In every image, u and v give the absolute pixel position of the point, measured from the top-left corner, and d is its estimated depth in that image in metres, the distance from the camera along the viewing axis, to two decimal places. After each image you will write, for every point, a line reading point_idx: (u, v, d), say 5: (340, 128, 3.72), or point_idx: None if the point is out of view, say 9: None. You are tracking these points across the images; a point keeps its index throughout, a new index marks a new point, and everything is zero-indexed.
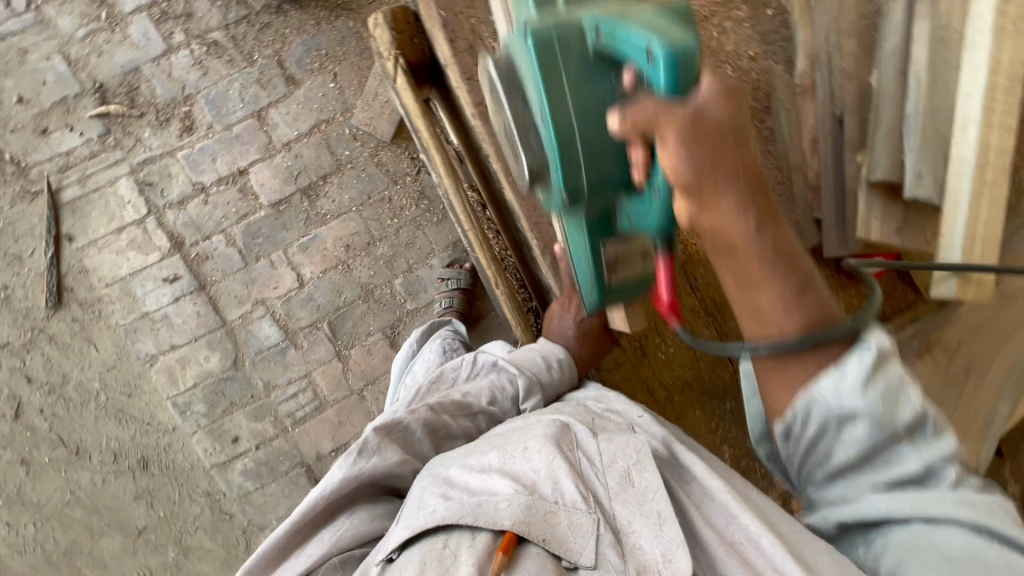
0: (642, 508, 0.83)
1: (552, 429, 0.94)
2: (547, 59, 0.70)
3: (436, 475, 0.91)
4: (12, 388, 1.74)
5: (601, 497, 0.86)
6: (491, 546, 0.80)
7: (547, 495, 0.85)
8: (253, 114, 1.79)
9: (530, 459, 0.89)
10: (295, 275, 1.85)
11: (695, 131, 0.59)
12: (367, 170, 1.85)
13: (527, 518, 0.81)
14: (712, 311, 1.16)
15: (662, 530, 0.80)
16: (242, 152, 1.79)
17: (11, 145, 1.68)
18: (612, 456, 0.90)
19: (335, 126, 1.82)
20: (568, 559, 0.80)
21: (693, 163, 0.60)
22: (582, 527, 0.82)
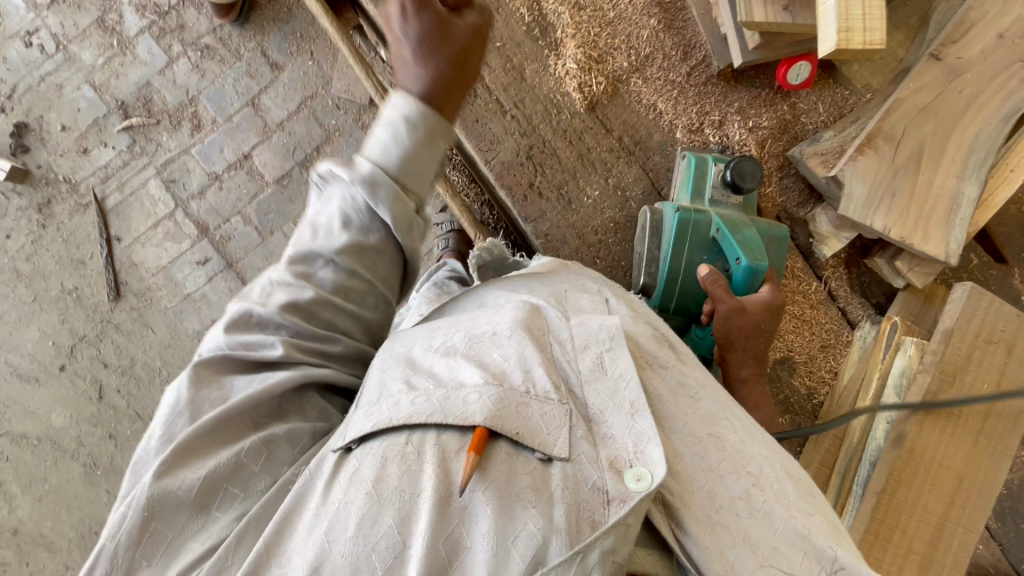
0: (618, 398, 0.73)
1: (526, 307, 0.84)
2: (699, 172, 1.12)
3: (393, 354, 0.79)
4: (93, 373, 2.03)
5: (574, 385, 0.75)
6: (458, 443, 0.67)
7: (518, 386, 0.72)
8: (248, 103, 1.98)
9: (500, 345, 0.77)
10: None
11: (739, 315, 0.96)
12: (354, 135, 1.99)
13: (499, 412, 0.68)
14: (631, 145, 1.19)
15: (635, 420, 0.71)
16: (244, 139, 1.99)
17: (62, 167, 1.98)
18: (587, 339, 0.79)
19: (319, 100, 1.98)
20: (542, 452, 0.67)
21: (725, 331, 0.98)
22: (555, 420, 0.70)
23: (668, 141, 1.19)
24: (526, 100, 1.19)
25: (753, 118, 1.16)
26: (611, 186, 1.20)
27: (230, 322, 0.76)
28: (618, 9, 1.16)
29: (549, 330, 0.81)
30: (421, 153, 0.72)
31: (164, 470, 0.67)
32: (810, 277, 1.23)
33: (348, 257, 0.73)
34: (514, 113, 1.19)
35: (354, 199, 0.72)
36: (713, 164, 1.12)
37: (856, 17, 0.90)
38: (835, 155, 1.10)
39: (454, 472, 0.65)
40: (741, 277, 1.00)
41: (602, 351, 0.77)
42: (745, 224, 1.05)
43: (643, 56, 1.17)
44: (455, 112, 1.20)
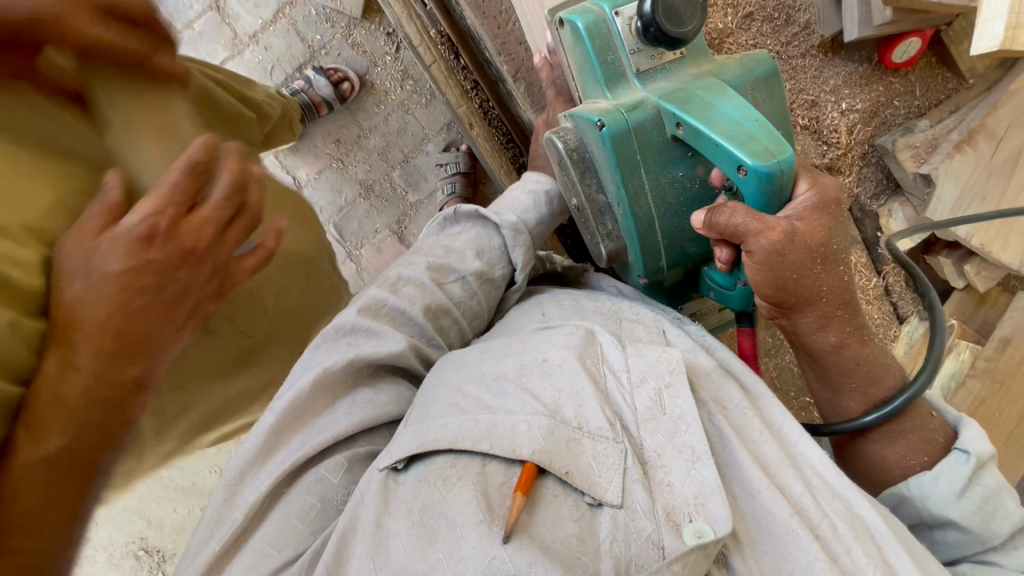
0: (677, 442, 0.70)
1: (585, 334, 0.83)
2: (593, 42, 0.86)
3: (445, 381, 0.78)
4: None
5: (629, 422, 0.73)
6: (504, 476, 0.66)
7: (570, 419, 0.71)
8: (212, 6, 1.67)
9: (549, 373, 0.77)
10: (291, 178, 1.80)
11: (782, 246, 0.76)
12: (343, 55, 1.72)
13: (548, 446, 0.67)
14: None
15: (696, 468, 0.68)
16: (209, 52, 1.68)
17: None
18: (645, 372, 0.76)
19: (299, 8, 1.68)
20: (592, 497, 0.65)
21: (772, 277, 0.78)
22: (608, 460, 0.67)
23: None
24: None
25: (845, 97, 1.10)
26: None
27: (364, 305, 0.88)
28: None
29: (605, 358, 0.80)
30: (545, 220, 1.01)
31: (279, 473, 0.73)
32: (870, 273, 1.19)
33: (476, 280, 0.95)
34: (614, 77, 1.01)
35: (492, 239, 0.97)
36: (614, 19, 0.86)
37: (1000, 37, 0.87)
38: (924, 152, 1.09)
39: (497, 510, 0.63)
40: (761, 170, 0.74)
41: (659, 386, 0.74)
42: (714, 94, 0.81)
43: (743, 17, 1.04)
44: (518, 74, 1.09)
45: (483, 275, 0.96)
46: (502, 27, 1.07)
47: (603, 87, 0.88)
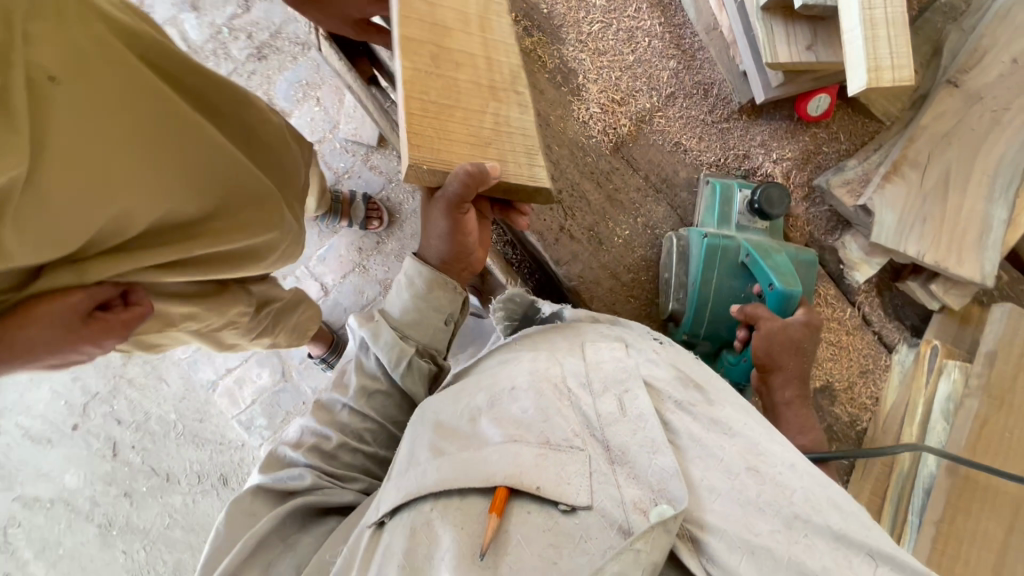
0: (638, 437, 0.63)
1: (536, 356, 0.73)
2: (728, 197, 0.93)
3: (424, 420, 0.72)
4: None
5: (593, 426, 0.65)
6: (479, 503, 0.61)
7: (535, 433, 0.64)
8: None
9: (517, 399, 0.67)
10: (320, 285, 2.01)
11: (784, 336, 0.75)
12: (362, 176, 2.01)
13: (514, 460, 0.61)
14: (659, 185, 1.00)
15: (657, 460, 0.62)
16: None
17: None
18: (606, 381, 0.70)
19: (327, 143, 2.00)
20: (565, 504, 0.59)
21: (782, 355, 0.75)
22: (576, 467, 0.62)
23: (693, 178, 1.00)
24: (554, 144, 0.98)
25: (779, 151, 1.00)
26: (641, 226, 1.00)
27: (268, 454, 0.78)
28: (684, 19, 1.00)
29: (568, 373, 0.71)
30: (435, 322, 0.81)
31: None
32: (844, 304, 1.02)
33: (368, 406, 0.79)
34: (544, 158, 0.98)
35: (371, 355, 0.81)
36: (738, 194, 0.93)
37: (886, 47, 0.74)
38: (860, 184, 0.96)
39: (471, 533, 0.59)
40: (812, 260, 0.87)
41: (619, 400, 0.67)
42: (764, 246, 0.86)
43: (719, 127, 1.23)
44: None
45: (365, 389, 0.79)
46: None
47: (727, 204, 0.93)
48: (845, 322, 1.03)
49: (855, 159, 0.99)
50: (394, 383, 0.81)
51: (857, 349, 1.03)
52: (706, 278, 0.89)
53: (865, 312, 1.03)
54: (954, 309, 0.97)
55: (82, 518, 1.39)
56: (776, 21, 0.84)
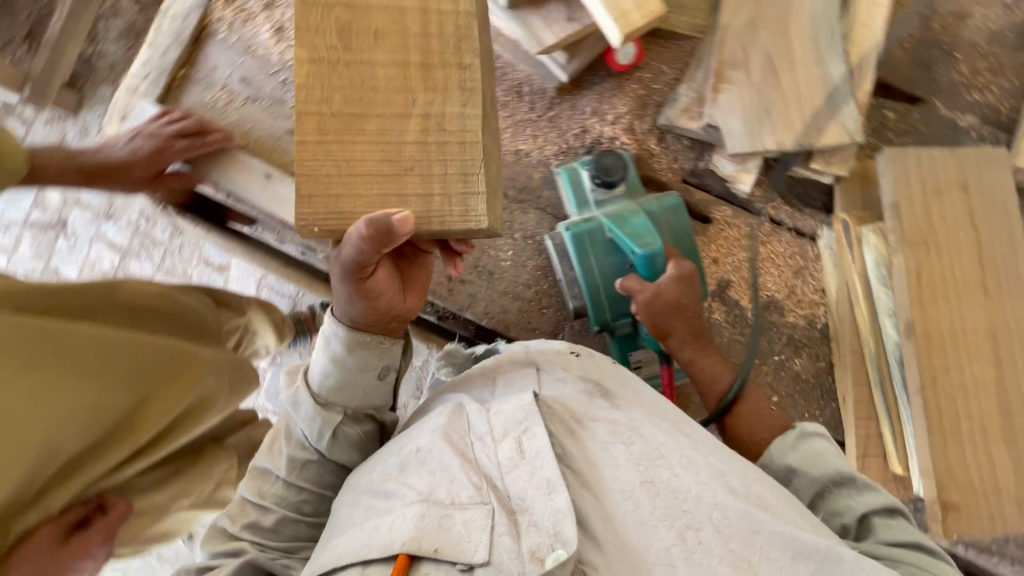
0: (533, 481, 0.57)
1: (452, 410, 0.66)
2: (576, 178, 0.92)
3: (346, 492, 0.64)
4: None
5: (493, 474, 0.59)
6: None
7: (439, 492, 0.58)
8: None
9: (425, 461, 0.61)
10: None
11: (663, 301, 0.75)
12: None
13: (417, 523, 0.55)
14: (521, 194, 1.01)
15: (552, 499, 0.56)
16: None
17: None
18: (508, 423, 0.63)
19: None
20: (462, 564, 0.54)
21: (669, 320, 0.75)
22: (476, 521, 0.55)
23: (548, 173, 1.01)
24: None
25: (613, 112, 1.00)
26: (521, 239, 1.00)
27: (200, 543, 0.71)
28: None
29: (473, 421, 0.65)
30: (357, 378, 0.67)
31: None
32: (747, 218, 1.00)
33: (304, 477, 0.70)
34: None
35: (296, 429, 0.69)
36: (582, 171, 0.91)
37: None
38: (698, 106, 0.95)
39: None
40: (676, 202, 0.86)
41: (514, 438, 0.61)
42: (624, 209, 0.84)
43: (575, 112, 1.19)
44: None
45: (296, 464, 0.70)
46: None
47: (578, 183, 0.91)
48: (757, 232, 1.00)
49: (684, 85, 0.97)
50: (334, 452, 0.69)
51: (783, 252, 1.00)
52: (585, 265, 0.87)
53: (771, 215, 1.00)
54: (848, 174, 0.93)
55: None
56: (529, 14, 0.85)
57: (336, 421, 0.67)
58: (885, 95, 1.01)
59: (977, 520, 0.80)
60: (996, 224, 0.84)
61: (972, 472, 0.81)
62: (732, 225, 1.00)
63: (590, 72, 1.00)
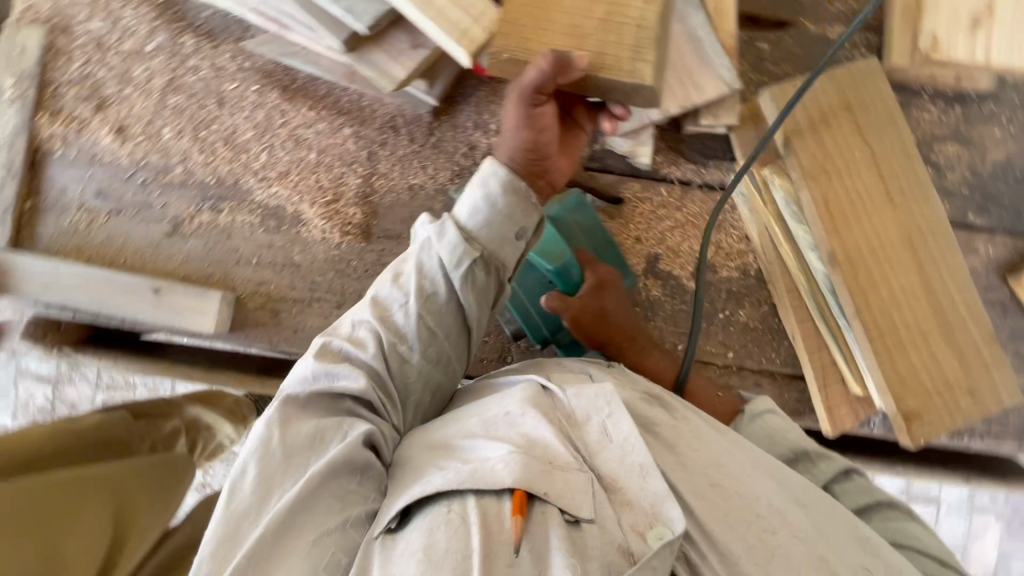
0: (625, 463, 0.56)
1: (533, 382, 0.64)
2: None
3: (425, 443, 0.62)
4: None
5: (583, 450, 0.58)
6: (496, 507, 0.52)
7: (546, 440, 0.57)
8: None
9: (520, 422, 0.59)
10: None
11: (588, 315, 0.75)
12: None
13: (524, 469, 0.53)
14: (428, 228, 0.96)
15: (649, 481, 0.55)
16: None
17: None
18: (589, 407, 0.61)
19: None
20: (568, 514, 0.52)
21: (599, 332, 0.76)
22: (578, 483, 0.54)
23: (449, 200, 0.96)
24: (318, 277, 0.96)
25: (495, 121, 0.95)
26: None
27: (293, 408, 0.65)
28: (328, 84, 0.94)
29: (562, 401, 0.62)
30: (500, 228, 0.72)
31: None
32: (655, 187, 0.99)
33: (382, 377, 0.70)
34: (319, 295, 0.96)
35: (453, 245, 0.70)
36: None
37: (457, 13, 0.70)
38: None
39: (487, 531, 0.51)
40: (579, 200, 0.85)
41: (599, 421, 0.60)
42: None
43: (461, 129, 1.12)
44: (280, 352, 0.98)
45: (424, 295, 0.72)
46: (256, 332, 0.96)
47: None
48: (671, 198, 0.98)
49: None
50: (456, 309, 0.73)
51: (700, 210, 0.99)
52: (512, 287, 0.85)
53: (679, 179, 0.98)
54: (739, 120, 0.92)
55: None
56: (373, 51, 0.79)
57: (476, 257, 0.71)
58: (753, 28, 1.00)
59: (937, 420, 0.82)
60: (885, 135, 0.85)
61: (922, 376, 0.83)
62: (645, 198, 0.98)
63: (460, 86, 0.95)
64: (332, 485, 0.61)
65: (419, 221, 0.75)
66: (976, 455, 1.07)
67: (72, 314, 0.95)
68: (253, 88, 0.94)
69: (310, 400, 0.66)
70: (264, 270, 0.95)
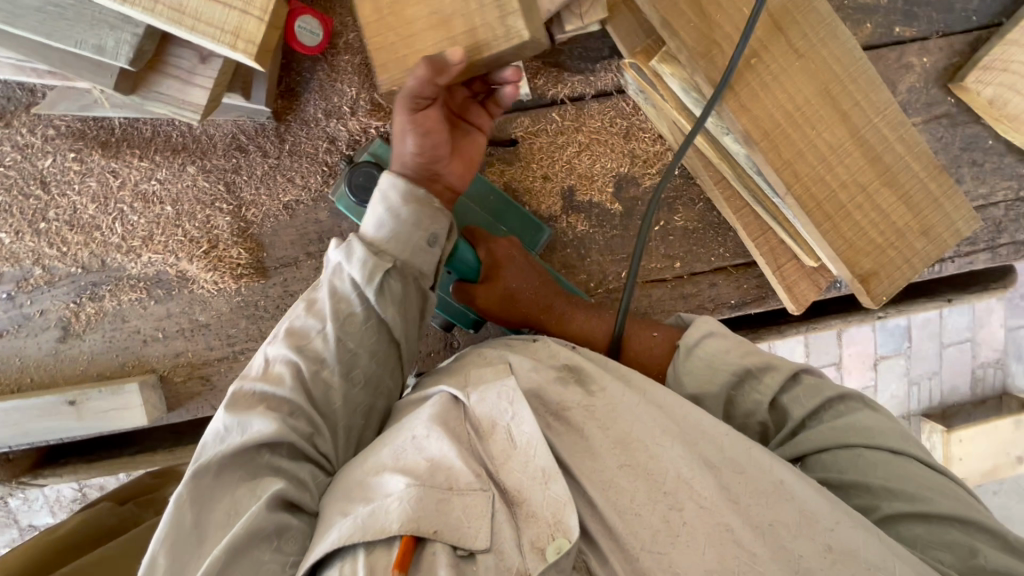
0: (529, 471, 0.55)
1: (442, 395, 0.61)
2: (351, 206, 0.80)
3: (331, 486, 0.60)
4: None
5: (490, 465, 0.56)
6: (388, 557, 0.51)
7: (448, 470, 0.54)
8: None
9: (425, 447, 0.56)
10: None
11: (496, 299, 0.73)
12: None
13: (419, 505, 0.52)
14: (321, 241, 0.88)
15: (550, 490, 0.54)
16: None
17: None
18: (495, 414, 0.58)
19: None
20: (462, 547, 0.51)
21: (513, 311, 0.74)
22: (477, 509, 0.53)
23: (332, 205, 0.87)
24: (232, 329, 0.89)
25: (346, 101, 0.83)
26: None
27: (193, 488, 0.56)
28: (150, 123, 0.83)
29: (471, 412, 0.59)
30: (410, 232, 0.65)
31: None
32: (546, 114, 0.88)
33: (307, 412, 0.62)
34: (240, 347, 0.90)
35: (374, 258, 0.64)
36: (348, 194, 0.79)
37: (217, 8, 0.57)
38: None
39: None
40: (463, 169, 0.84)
41: (506, 426, 0.57)
42: None
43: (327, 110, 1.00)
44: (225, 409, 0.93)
45: (340, 316, 0.64)
46: (193, 403, 0.91)
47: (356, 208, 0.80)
48: (567, 120, 0.88)
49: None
50: (371, 322, 0.65)
51: (603, 122, 0.88)
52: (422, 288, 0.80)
53: (570, 96, 0.87)
54: (607, 9, 0.79)
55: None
56: (160, 79, 0.67)
57: (388, 269, 0.64)
58: None
59: (895, 273, 0.77)
60: None
61: (870, 233, 0.76)
62: (539, 129, 0.88)
63: (292, 76, 0.83)
64: (245, 558, 0.54)
65: (331, 246, 0.67)
66: (956, 275, 1.02)
67: (8, 448, 0.91)
68: (72, 156, 0.83)
69: (222, 465, 0.57)
70: (174, 342, 0.89)
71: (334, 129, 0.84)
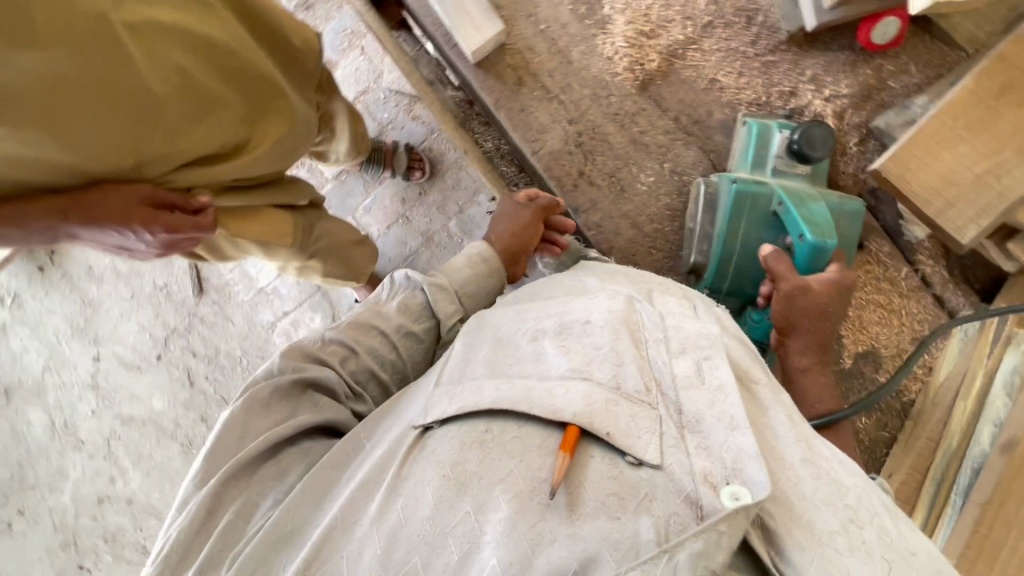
0: (716, 412, 0.47)
1: (625, 299, 0.57)
2: (762, 140, 0.84)
3: (477, 330, 0.59)
4: None
5: (664, 386, 0.50)
6: (540, 437, 0.46)
7: (606, 376, 0.49)
8: None
9: (590, 332, 0.53)
10: None
11: (806, 293, 0.69)
12: None
13: (585, 400, 0.47)
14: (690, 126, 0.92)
15: (735, 441, 0.45)
16: None
17: None
18: (682, 342, 0.53)
19: None
20: (632, 457, 0.44)
21: (802, 317, 0.69)
22: (644, 424, 0.47)
23: (730, 120, 0.91)
24: (574, 84, 0.93)
25: (832, 89, 0.88)
26: (668, 171, 0.93)
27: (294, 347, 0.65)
28: None
29: (646, 323, 0.55)
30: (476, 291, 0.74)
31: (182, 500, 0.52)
32: (899, 262, 0.92)
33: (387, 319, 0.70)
34: (562, 97, 0.93)
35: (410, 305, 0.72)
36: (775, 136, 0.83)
37: None
38: None
39: (539, 471, 0.44)
40: (857, 211, 0.79)
41: (697, 361, 0.51)
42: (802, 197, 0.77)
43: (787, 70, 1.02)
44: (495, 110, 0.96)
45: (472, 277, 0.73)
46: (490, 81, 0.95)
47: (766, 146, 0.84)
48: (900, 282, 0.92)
49: (922, 96, 0.85)
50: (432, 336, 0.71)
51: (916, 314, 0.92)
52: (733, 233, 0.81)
53: (924, 275, 0.92)
54: None
55: (167, 436, 1.18)
56: None
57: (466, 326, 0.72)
58: None
59: None
60: None
61: None
62: (882, 263, 0.92)
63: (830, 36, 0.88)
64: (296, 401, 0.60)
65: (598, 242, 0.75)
66: None
67: None
68: None
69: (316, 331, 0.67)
70: (540, 41, 0.93)
71: (802, 90, 0.89)
